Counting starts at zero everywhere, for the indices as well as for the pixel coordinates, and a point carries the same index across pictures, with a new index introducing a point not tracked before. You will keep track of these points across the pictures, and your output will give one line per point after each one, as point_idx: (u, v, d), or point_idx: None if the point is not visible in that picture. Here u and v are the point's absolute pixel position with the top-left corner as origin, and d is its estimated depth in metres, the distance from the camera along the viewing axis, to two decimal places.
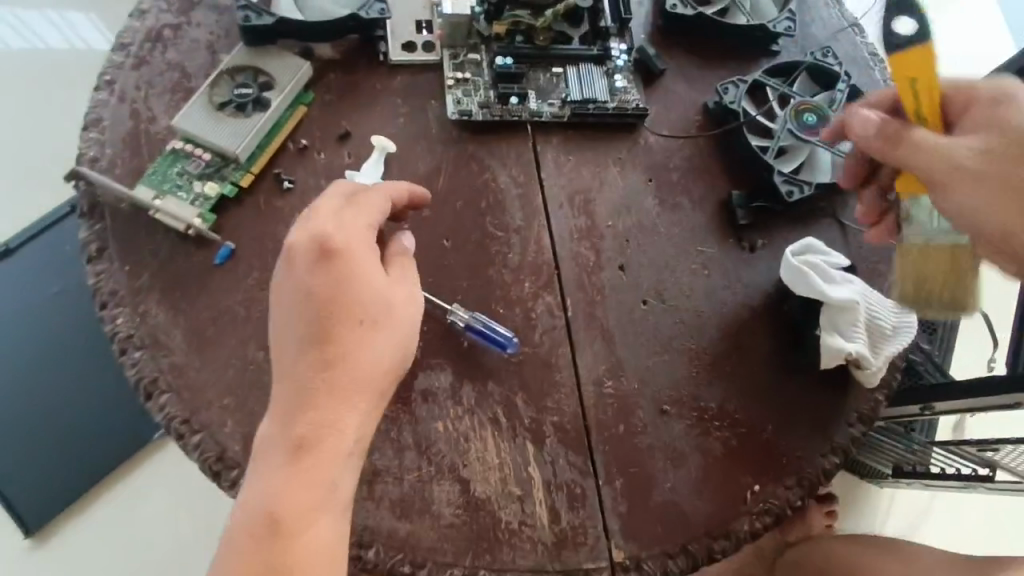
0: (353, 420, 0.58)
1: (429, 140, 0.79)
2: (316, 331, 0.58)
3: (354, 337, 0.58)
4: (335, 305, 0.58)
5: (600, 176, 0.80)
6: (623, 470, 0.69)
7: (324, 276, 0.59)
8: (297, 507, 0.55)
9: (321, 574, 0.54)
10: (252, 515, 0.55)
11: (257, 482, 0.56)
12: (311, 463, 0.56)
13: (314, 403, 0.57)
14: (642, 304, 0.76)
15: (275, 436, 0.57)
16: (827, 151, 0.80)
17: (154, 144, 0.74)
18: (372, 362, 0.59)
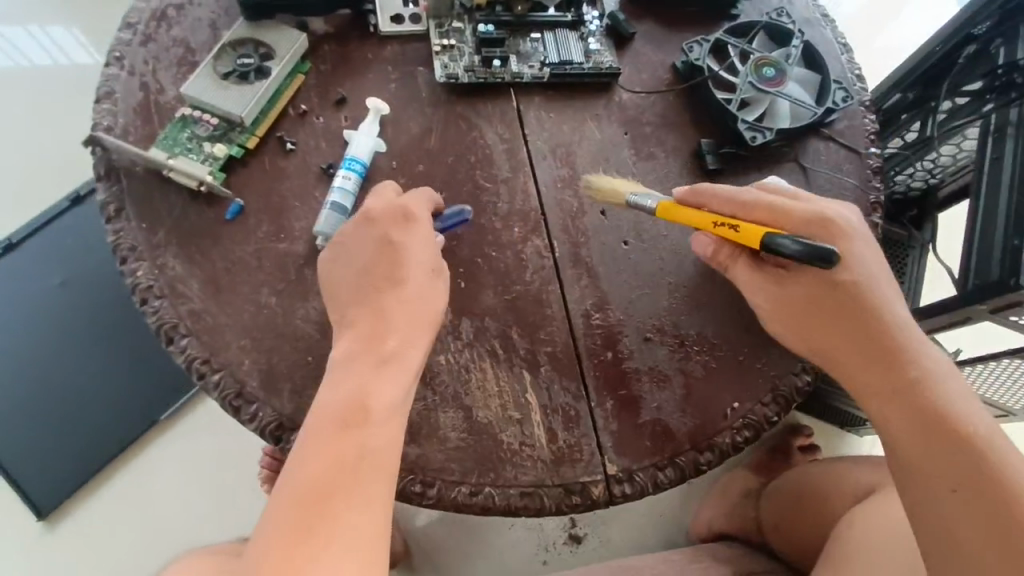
0: (425, 345, 0.65)
1: (420, 103, 0.85)
2: (388, 263, 0.66)
3: (425, 281, 0.66)
4: (408, 245, 0.67)
5: (579, 131, 0.87)
6: (613, 393, 0.75)
7: (389, 219, 0.67)
8: (382, 404, 0.61)
9: (373, 478, 0.58)
10: (338, 407, 0.60)
11: (335, 387, 0.61)
12: (389, 375, 0.62)
13: (393, 324, 0.64)
14: (624, 245, 0.82)
15: (355, 351, 0.63)
16: (785, 100, 0.87)
17: (164, 112, 0.79)
18: (441, 296, 0.67)
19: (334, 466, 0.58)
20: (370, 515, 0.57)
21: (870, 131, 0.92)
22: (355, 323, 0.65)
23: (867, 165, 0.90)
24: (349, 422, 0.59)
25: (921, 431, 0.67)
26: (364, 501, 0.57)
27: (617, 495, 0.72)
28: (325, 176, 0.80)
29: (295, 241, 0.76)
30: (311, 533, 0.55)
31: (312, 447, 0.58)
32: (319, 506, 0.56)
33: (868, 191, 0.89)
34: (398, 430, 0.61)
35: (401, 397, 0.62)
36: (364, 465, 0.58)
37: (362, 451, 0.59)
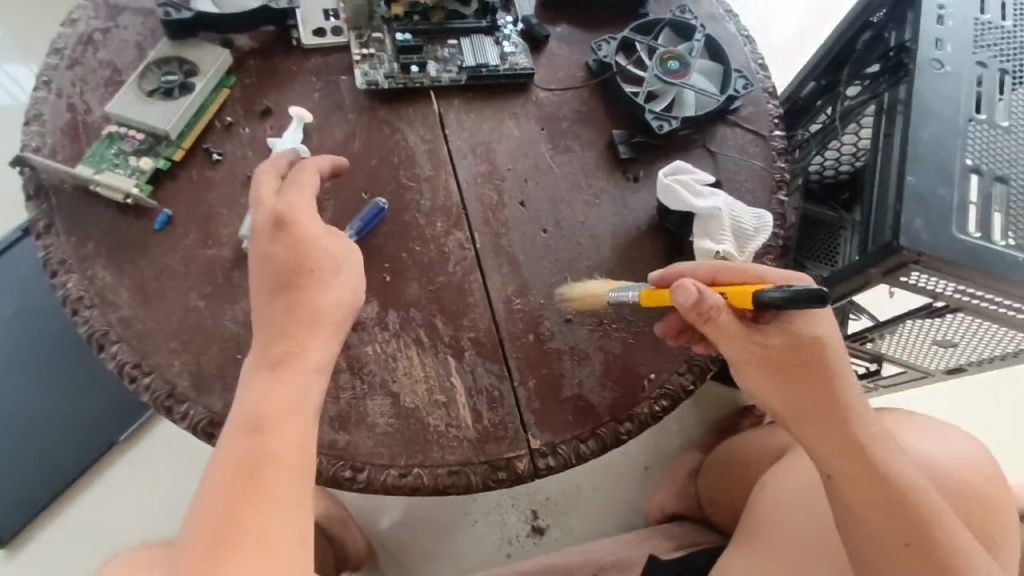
0: (326, 341, 0.67)
1: (343, 110, 0.90)
2: (268, 277, 0.68)
3: (309, 280, 0.68)
4: (292, 251, 0.68)
5: (497, 129, 0.92)
6: (535, 372, 0.79)
7: (265, 236, 0.68)
8: (277, 408, 0.63)
9: (274, 479, 0.60)
10: (243, 416, 0.63)
11: (240, 396, 0.64)
12: (285, 375, 0.65)
13: (289, 329, 0.66)
14: (543, 233, 0.87)
15: (256, 359, 0.66)
16: (690, 90, 0.93)
17: (91, 131, 0.82)
18: (333, 292, 0.68)
19: (240, 473, 0.60)
20: (283, 516, 0.60)
21: (774, 115, 0.98)
22: (255, 334, 0.67)
23: (772, 147, 0.96)
24: (248, 430, 0.62)
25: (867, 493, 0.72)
26: (271, 503, 0.60)
27: (541, 468, 0.76)
28: (251, 183, 0.83)
29: (223, 247, 0.79)
30: (221, 540, 0.57)
31: (217, 460, 0.61)
32: (229, 514, 0.59)
33: (774, 171, 0.95)
34: (300, 429, 0.64)
35: (297, 397, 0.64)
36: (265, 469, 0.61)
37: (263, 455, 0.61)
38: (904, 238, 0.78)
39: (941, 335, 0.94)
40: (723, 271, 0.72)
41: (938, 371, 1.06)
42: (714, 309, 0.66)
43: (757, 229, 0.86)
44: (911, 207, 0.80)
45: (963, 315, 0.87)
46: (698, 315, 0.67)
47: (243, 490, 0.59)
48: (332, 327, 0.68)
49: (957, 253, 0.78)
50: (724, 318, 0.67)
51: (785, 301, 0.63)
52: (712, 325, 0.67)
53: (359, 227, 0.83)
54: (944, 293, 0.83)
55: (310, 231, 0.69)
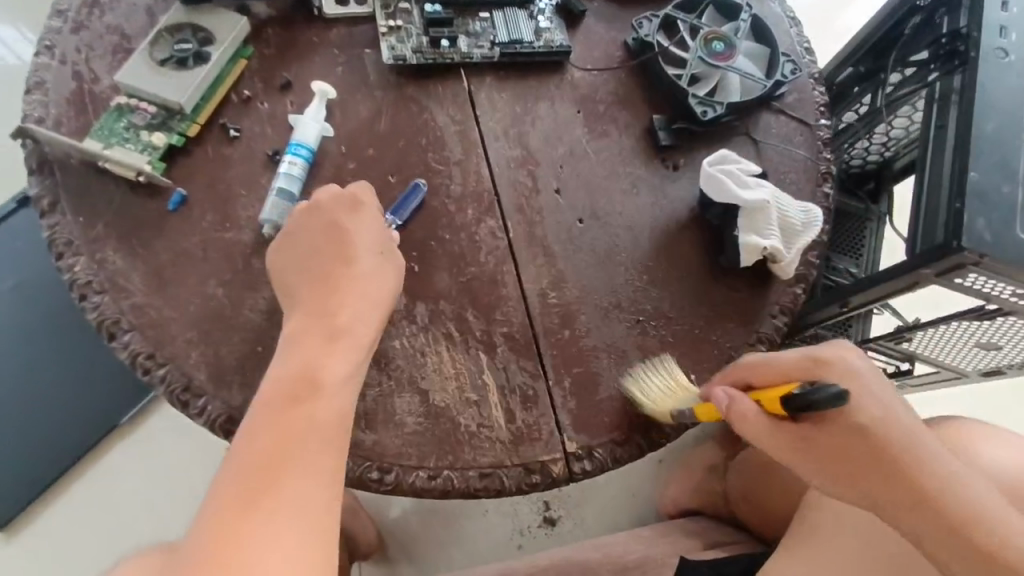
0: (376, 321, 0.66)
1: (368, 86, 0.84)
2: (334, 248, 0.67)
3: (369, 261, 0.67)
4: (359, 233, 0.68)
5: (530, 110, 0.87)
6: (570, 370, 0.75)
7: (336, 206, 0.68)
8: (332, 377, 0.61)
9: (312, 447, 0.58)
10: (286, 380, 0.61)
11: (285, 359, 0.62)
12: (337, 345, 0.63)
13: (343, 301, 0.65)
14: (578, 223, 0.82)
15: (306, 325, 0.64)
16: (735, 74, 0.88)
17: (99, 102, 0.76)
18: (390, 274, 0.68)
19: (279, 437, 0.57)
20: (317, 485, 0.56)
21: (820, 103, 0.94)
22: (307, 305, 0.65)
23: (817, 137, 0.92)
24: (298, 396, 0.60)
25: (921, 515, 0.63)
26: (308, 473, 0.56)
27: (577, 472, 0.72)
28: (271, 163, 0.78)
29: (241, 230, 0.74)
30: (253, 503, 0.54)
31: (255, 424, 0.58)
32: (263, 478, 0.55)
33: (819, 162, 0.90)
34: (346, 403, 0.62)
35: (349, 372, 0.62)
36: (305, 438, 0.58)
37: (309, 423, 0.58)
38: (965, 238, 0.74)
39: (986, 337, 0.91)
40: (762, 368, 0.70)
41: (974, 373, 1.03)
42: (743, 413, 0.69)
43: (806, 222, 0.81)
44: (972, 206, 0.76)
45: (1012, 319, 0.84)
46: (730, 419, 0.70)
47: (280, 457, 0.56)
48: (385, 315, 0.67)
49: (1020, 254, 0.74)
50: (753, 415, 0.69)
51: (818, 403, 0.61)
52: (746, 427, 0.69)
53: (402, 210, 0.79)
54: (1000, 296, 0.79)
55: (381, 229, 0.69)
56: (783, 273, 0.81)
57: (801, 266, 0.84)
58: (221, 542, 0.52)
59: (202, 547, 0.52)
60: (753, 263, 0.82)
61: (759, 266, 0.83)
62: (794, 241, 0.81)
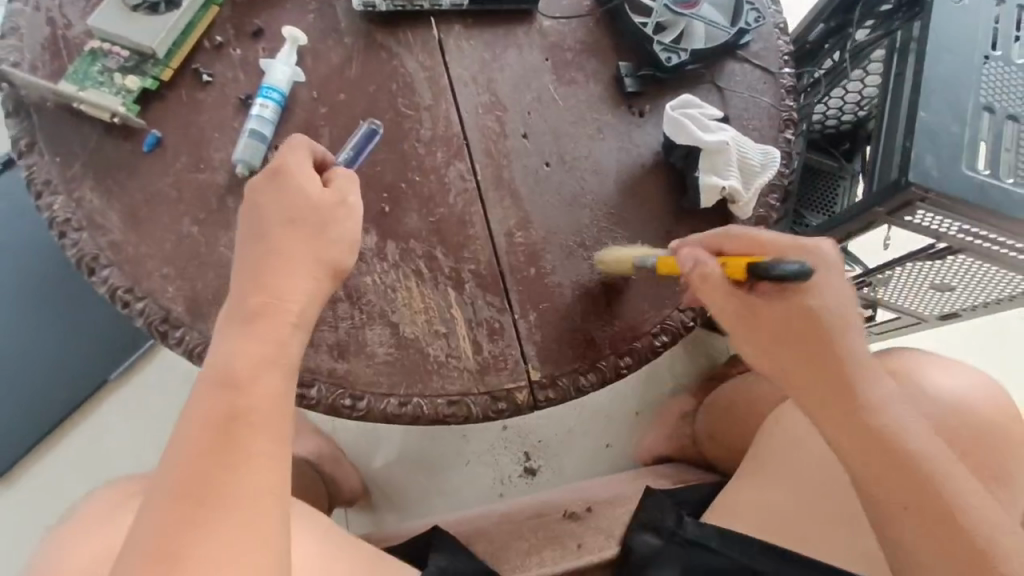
0: (304, 293, 0.65)
1: (338, 33, 0.85)
2: (258, 223, 0.66)
3: (293, 235, 0.66)
4: (287, 196, 0.67)
5: (499, 58, 0.89)
6: (535, 305, 0.78)
7: (266, 184, 0.68)
8: (249, 365, 0.61)
9: (246, 434, 0.58)
10: (216, 370, 0.61)
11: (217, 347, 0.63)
12: (263, 328, 0.62)
13: (269, 280, 0.64)
14: (545, 166, 0.85)
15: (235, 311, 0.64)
16: (698, 22, 0.90)
17: (72, 47, 0.78)
18: (315, 246, 0.67)
19: (212, 424, 0.58)
20: (258, 470, 0.58)
21: (784, 52, 0.96)
22: (235, 287, 0.65)
23: (781, 85, 0.94)
24: (227, 385, 0.60)
25: (895, 486, 0.68)
26: (244, 464, 0.57)
27: (541, 399, 0.76)
28: (243, 107, 0.80)
29: (215, 171, 0.76)
30: (190, 495, 0.55)
31: (188, 415, 0.59)
32: (198, 470, 0.56)
33: (782, 109, 0.93)
34: (275, 387, 0.61)
35: (275, 353, 0.62)
36: (240, 426, 0.58)
37: (237, 412, 0.58)
38: (912, 174, 0.78)
39: (939, 279, 0.95)
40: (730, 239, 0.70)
41: (932, 317, 1.07)
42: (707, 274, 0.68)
43: (764, 163, 0.84)
44: (920, 143, 0.79)
45: (963, 256, 0.88)
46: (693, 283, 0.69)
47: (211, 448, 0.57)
48: (320, 278, 0.67)
49: (965, 189, 0.78)
50: (715, 279, 0.67)
51: (769, 272, 0.62)
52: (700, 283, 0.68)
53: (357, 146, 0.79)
54: (949, 234, 0.83)
55: (310, 188, 0.68)
56: (742, 213, 0.84)
57: (762, 208, 0.87)
58: (162, 533, 0.54)
59: (146, 540, 0.54)
60: (714, 204, 0.84)
61: (720, 208, 0.85)
62: (753, 181, 0.84)
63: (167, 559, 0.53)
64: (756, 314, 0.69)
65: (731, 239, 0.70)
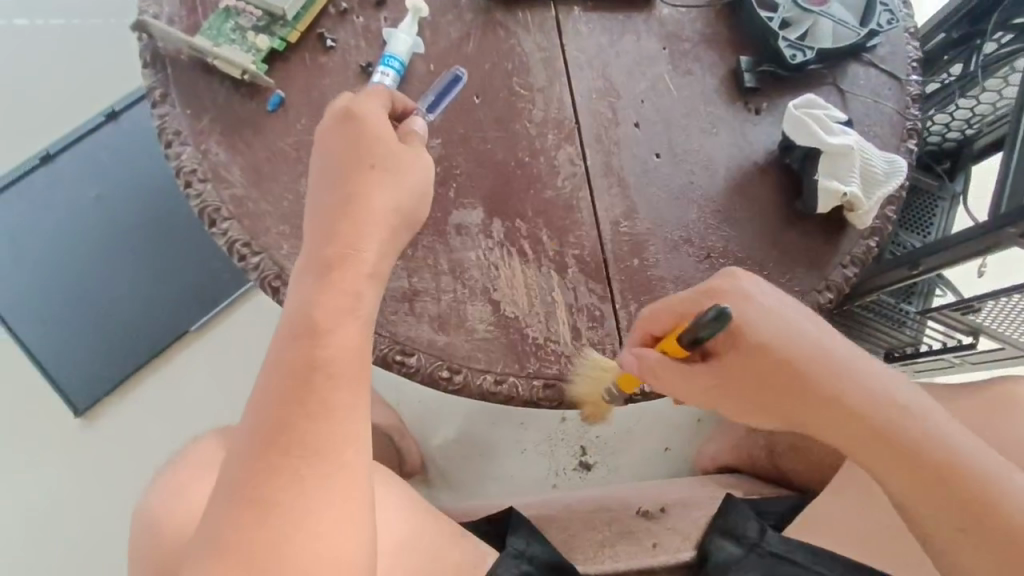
0: (378, 242, 0.65)
1: (459, 8, 0.86)
2: (332, 168, 0.66)
3: (367, 180, 0.65)
4: (360, 144, 0.66)
5: (615, 44, 0.87)
6: (637, 297, 0.77)
7: (336, 129, 0.66)
8: (330, 315, 0.61)
9: (331, 389, 0.59)
10: (295, 321, 0.61)
11: (296, 298, 0.62)
12: (338, 277, 0.62)
13: (338, 225, 0.64)
14: (655, 157, 0.83)
15: (312, 258, 0.64)
16: (827, 20, 0.86)
17: (208, 4, 0.80)
18: (388, 191, 0.66)
19: (291, 375, 0.58)
20: (338, 424, 0.58)
21: (912, 58, 0.91)
22: (309, 238, 0.65)
23: (907, 92, 0.89)
24: (302, 337, 0.60)
25: (859, 440, 0.63)
26: (324, 416, 0.58)
27: (636, 392, 0.75)
28: (363, 75, 0.81)
29: None
30: (274, 445, 0.56)
31: (272, 361, 0.60)
32: (279, 421, 0.57)
33: (906, 118, 0.88)
34: (355, 337, 0.61)
35: (352, 302, 0.62)
36: (320, 376, 0.59)
37: (316, 363, 0.59)
38: None
39: None
40: (654, 313, 0.70)
41: None
42: (654, 365, 0.69)
43: (888, 173, 0.80)
44: None
45: None
46: (646, 377, 0.70)
47: (293, 401, 0.57)
48: (394, 229, 0.67)
49: None
50: (662, 366, 0.69)
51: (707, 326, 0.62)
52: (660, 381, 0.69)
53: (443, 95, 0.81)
54: None
55: (388, 138, 0.67)
56: (859, 222, 0.81)
57: (879, 219, 0.83)
58: (255, 477, 0.55)
59: (235, 485, 0.55)
60: (830, 211, 0.81)
61: (835, 215, 0.82)
62: (874, 189, 0.80)
63: (259, 503, 0.54)
64: (729, 370, 0.68)
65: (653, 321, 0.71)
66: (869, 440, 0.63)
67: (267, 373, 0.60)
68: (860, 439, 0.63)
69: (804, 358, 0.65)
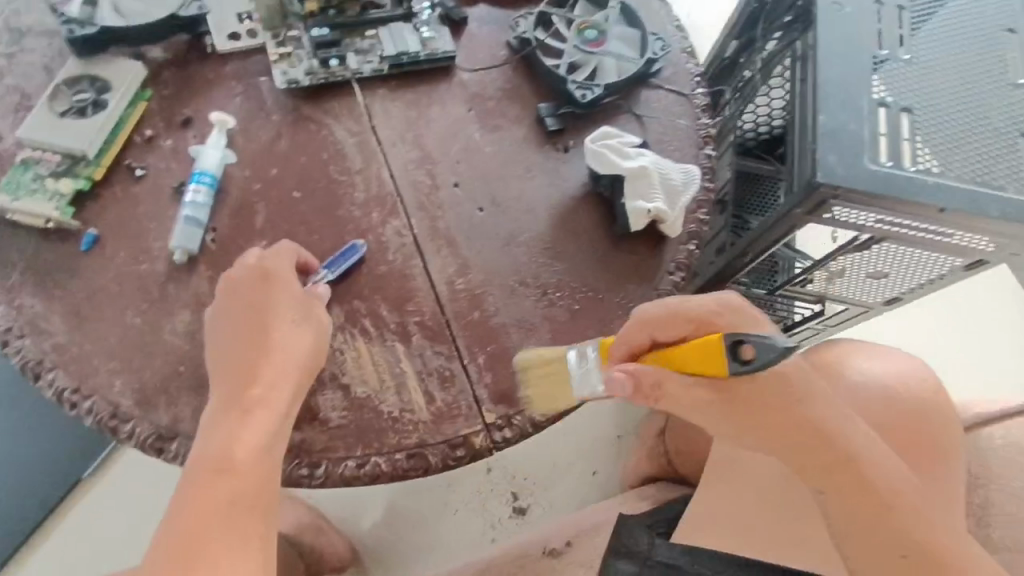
0: (292, 388, 0.70)
1: (266, 111, 0.89)
2: (240, 320, 0.71)
3: (281, 330, 0.71)
4: (270, 300, 0.72)
5: (424, 115, 0.93)
6: (482, 348, 0.80)
7: (245, 283, 0.72)
8: (246, 452, 0.66)
9: (248, 518, 0.64)
10: (209, 457, 0.66)
11: (208, 435, 0.67)
12: (254, 420, 0.67)
13: (257, 373, 0.69)
14: (479, 212, 0.88)
15: (225, 401, 0.68)
16: (609, 58, 0.95)
17: (5, 159, 0.81)
18: (305, 338, 0.72)
19: (203, 510, 0.63)
20: (247, 552, 0.63)
21: (695, 74, 1.01)
22: (223, 374, 0.70)
23: (695, 105, 0.98)
24: (216, 474, 0.65)
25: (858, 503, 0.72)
26: (241, 544, 0.63)
27: (498, 441, 0.77)
28: (177, 194, 0.82)
29: (154, 261, 0.78)
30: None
31: (180, 498, 0.64)
32: (184, 555, 0.61)
33: (700, 128, 0.97)
34: (264, 475, 0.67)
35: (266, 441, 0.68)
36: (235, 507, 0.64)
37: (231, 497, 0.64)
38: (821, 175, 0.79)
39: (871, 268, 0.97)
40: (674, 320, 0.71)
41: (878, 305, 1.07)
42: (650, 385, 0.69)
43: (685, 181, 0.88)
44: (824, 145, 0.80)
45: (888, 244, 0.89)
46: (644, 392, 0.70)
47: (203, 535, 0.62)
48: (305, 376, 0.71)
49: (871, 183, 0.79)
50: (668, 383, 0.69)
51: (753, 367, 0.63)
52: (663, 399, 0.70)
53: (337, 264, 0.81)
54: (868, 225, 0.84)
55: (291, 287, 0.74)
56: (671, 232, 0.87)
57: (693, 225, 0.90)
58: None
59: None
60: (644, 228, 0.87)
61: (651, 229, 0.88)
62: (677, 200, 0.87)
63: None
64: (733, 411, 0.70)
65: (657, 323, 0.72)
66: (863, 509, 0.71)
67: (176, 507, 0.64)
68: (856, 506, 0.72)
69: (830, 423, 0.71)
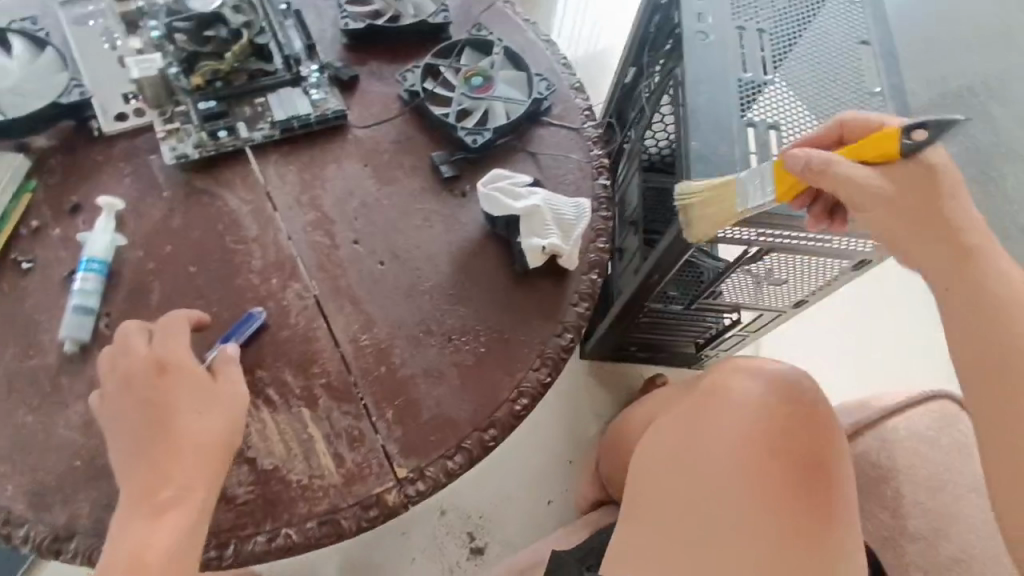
0: (209, 480, 0.69)
1: (158, 188, 0.90)
2: (144, 417, 0.70)
3: (188, 422, 0.70)
4: (173, 393, 0.71)
5: (319, 175, 0.94)
6: (390, 403, 0.80)
7: (145, 378, 0.71)
8: (160, 554, 0.65)
9: None
10: (119, 564, 0.64)
11: (118, 541, 0.66)
12: (169, 518, 0.67)
13: (166, 471, 0.68)
14: (380, 265, 0.89)
15: (134, 503, 0.67)
16: (496, 102, 0.98)
17: None
18: (218, 427, 0.71)
19: None
20: None
21: (584, 109, 1.04)
22: (130, 475, 0.68)
23: (586, 138, 1.02)
24: None
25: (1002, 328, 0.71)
26: None
27: (412, 495, 0.77)
28: (66, 282, 0.82)
29: (45, 355, 0.77)
30: None
31: None
32: None
33: (593, 159, 1.00)
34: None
35: (184, 538, 0.67)
36: None
37: None
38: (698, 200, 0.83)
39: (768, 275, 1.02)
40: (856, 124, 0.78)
41: (788, 307, 1.12)
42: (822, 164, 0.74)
43: (578, 215, 0.91)
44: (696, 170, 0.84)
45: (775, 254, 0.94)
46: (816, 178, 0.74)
47: None
48: (221, 465, 0.70)
49: None
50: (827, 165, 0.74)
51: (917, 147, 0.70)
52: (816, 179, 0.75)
53: (234, 336, 0.81)
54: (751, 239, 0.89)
55: (195, 374, 0.72)
56: (570, 264, 0.89)
57: (591, 255, 0.93)
58: None
59: None
60: (542, 264, 0.89)
61: (550, 264, 0.91)
62: (570, 233, 0.90)
63: None
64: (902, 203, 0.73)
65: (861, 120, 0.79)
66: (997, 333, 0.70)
67: None
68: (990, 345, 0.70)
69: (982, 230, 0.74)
